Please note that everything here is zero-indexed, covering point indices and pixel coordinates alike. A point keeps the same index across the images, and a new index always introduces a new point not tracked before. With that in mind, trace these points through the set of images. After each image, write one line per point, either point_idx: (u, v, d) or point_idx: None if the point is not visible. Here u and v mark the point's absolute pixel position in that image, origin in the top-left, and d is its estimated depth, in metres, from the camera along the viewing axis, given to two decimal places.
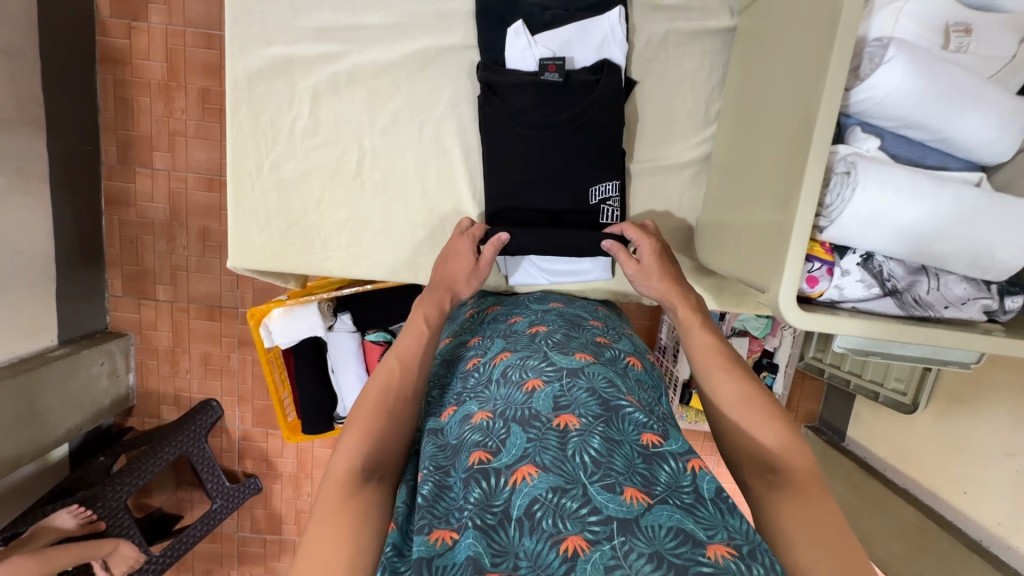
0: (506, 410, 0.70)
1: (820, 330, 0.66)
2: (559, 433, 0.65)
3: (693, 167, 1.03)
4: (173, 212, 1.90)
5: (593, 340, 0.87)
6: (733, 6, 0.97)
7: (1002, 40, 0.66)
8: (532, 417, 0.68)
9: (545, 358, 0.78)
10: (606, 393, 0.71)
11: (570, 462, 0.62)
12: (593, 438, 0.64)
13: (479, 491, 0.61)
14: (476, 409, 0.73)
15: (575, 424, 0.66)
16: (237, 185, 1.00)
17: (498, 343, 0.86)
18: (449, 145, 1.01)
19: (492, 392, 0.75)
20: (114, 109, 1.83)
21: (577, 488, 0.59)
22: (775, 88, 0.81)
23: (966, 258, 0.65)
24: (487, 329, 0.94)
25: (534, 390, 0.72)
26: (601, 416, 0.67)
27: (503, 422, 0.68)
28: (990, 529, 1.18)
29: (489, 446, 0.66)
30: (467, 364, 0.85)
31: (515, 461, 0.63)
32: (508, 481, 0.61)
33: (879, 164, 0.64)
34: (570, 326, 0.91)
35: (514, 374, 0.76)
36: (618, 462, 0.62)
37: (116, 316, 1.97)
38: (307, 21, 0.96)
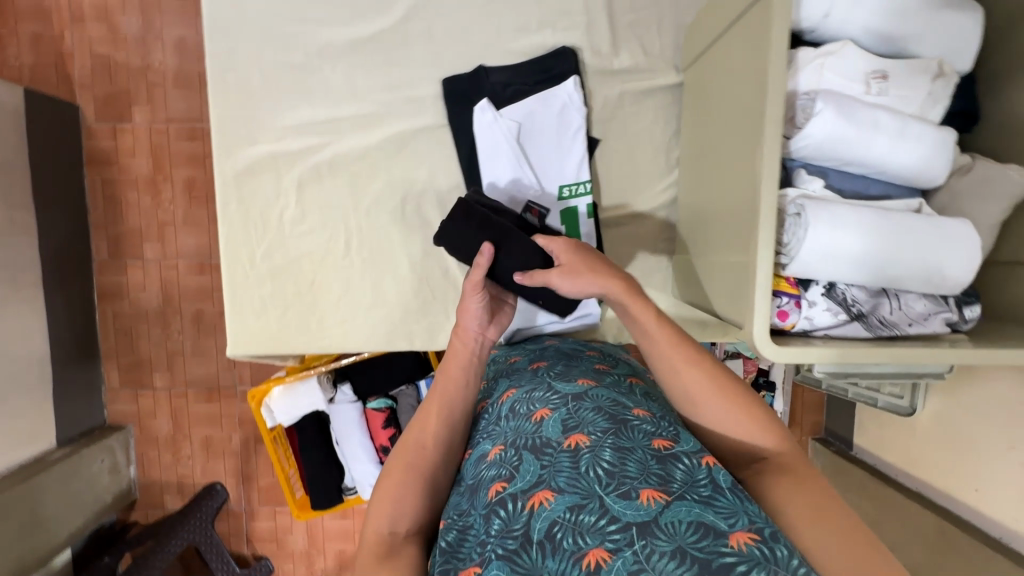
0: (516, 438, 0.72)
1: (796, 360, 0.70)
2: (571, 453, 0.67)
3: (662, 212, 1.10)
4: (166, 299, 1.93)
5: (592, 368, 0.89)
6: (677, 64, 1.06)
7: (916, 83, 0.73)
8: (544, 444, 0.69)
9: (549, 387, 0.80)
10: (612, 410, 0.73)
11: (583, 478, 0.63)
12: (604, 452, 0.66)
13: (500, 520, 0.63)
14: (489, 448, 0.76)
15: (586, 442, 0.67)
16: (232, 277, 1.05)
17: (503, 384, 0.89)
18: (432, 219, 1.07)
19: (503, 427, 0.78)
20: (103, 207, 1.89)
21: (594, 502, 0.61)
22: (723, 134, 0.87)
23: (919, 278, 0.70)
24: (491, 371, 0.98)
25: (542, 418, 0.74)
26: (610, 430, 0.69)
27: (514, 450, 0.71)
28: (1010, 527, 1.18)
29: (504, 474, 0.68)
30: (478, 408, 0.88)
31: (530, 485, 0.65)
32: (525, 506, 0.63)
33: (824, 202, 0.70)
34: (568, 360, 0.94)
35: (521, 407, 0.79)
36: (631, 467, 0.63)
37: (114, 409, 1.97)
38: (288, 119, 1.03)
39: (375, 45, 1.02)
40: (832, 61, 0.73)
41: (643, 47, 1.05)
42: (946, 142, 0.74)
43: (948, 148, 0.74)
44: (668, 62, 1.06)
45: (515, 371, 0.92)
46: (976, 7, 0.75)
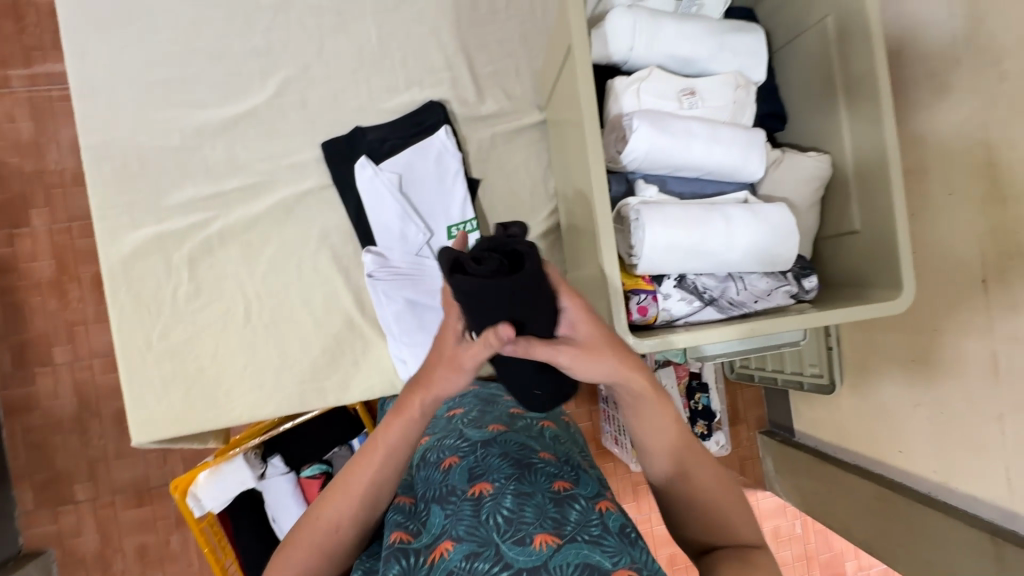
0: (426, 491, 0.74)
1: (661, 348, 0.76)
2: (473, 501, 0.69)
3: (549, 236, 1.17)
4: (82, 403, 1.83)
5: (507, 412, 0.90)
6: (539, 103, 1.17)
7: (719, 94, 0.86)
8: (449, 492, 0.72)
9: (460, 434, 0.82)
10: (518, 454, 0.76)
11: (483, 526, 0.66)
12: (505, 498, 0.68)
13: (400, 568, 0.66)
14: (400, 496, 0.78)
15: (490, 490, 0.70)
16: (129, 363, 1.02)
17: None
18: (330, 274, 1.10)
19: (416, 476, 0.80)
20: (4, 317, 1.80)
21: (490, 549, 0.63)
22: (574, 159, 0.96)
23: (753, 258, 0.79)
24: None
25: (450, 467, 0.76)
26: (512, 475, 0.71)
27: (423, 504, 0.73)
28: (933, 479, 1.19)
29: (410, 527, 0.71)
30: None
31: (434, 538, 0.67)
32: (427, 559, 0.66)
33: (659, 207, 0.78)
34: (485, 403, 0.93)
35: (433, 456, 0.80)
36: (529, 513, 0.66)
37: (30, 534, 1.79)
38: (172, 199, 1.05)
39: (253, 120, 1.08)
40: (644, 85, 0.84)
41: (506, 92, 1.16)
42: (756, 141, 0.85)
43: (761, 146, 0.85)
44: (530, 103, 1.16)
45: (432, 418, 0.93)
46: (756, 29, 0.89)
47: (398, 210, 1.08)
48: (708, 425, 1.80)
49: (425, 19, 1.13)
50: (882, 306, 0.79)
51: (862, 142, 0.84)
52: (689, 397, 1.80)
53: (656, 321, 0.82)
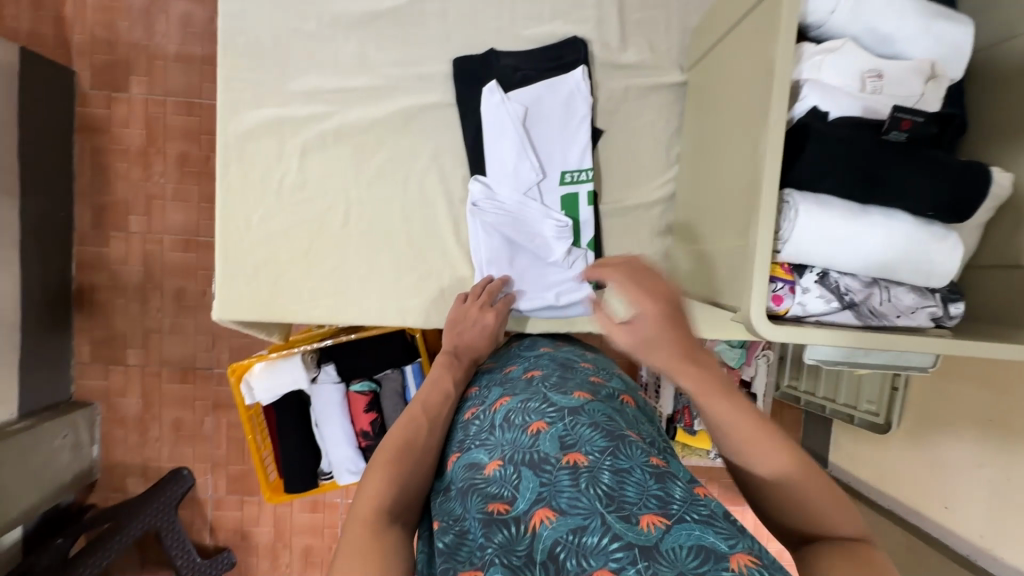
0: (514, 455, 0.71)
1: (793, 341, 0.71)
2: (570, 471, 0.66)
3: (660, 205, 1.12)
4: (147, 274, 1.89)
5: (589, 380, 0.88)
6: (682, 63, 1.09)
7: (910, 84, 0.76)
8: (542, 461, 0.68)
9: (544, 399, 0.79)
10: (608, 427, 0.72)
11: (584, 495, 0.62)
12: (602, 472, 0.65)
13: (502, 537, 0.62)
14: (485, 459, 0.74)
15: (585, 460, 0.66)
16: (226, 239, 1.03)
17: (495, 391, 0.88)
18: (433, 196, 1.07)
19: (497, 437, 0.77)
20: (90, 176, 1.85)
21: (594, 521, 0.59)
22: (727, 128, 0.89)
23: (909, 266, 0.73)
24: (482, 378, 0.95)
25: (539, 432, 0.72)
26: (608, 449, 0.67)
27: (514, 468, 0.69)
28: (975, 543, 1.22)
29: (505, 495, 0.67)
30: (467, 415, 0.86)
31: (532, 505, 0.64)
32: (528, 528, 0.62)
33: (814, 195, 0.74)
34: (563, 369, 0.91)
35: (516, 418, 0.77)
36: (630, 491, 0.62)
37: (82, 384, 1.90)
38: (295, 86, 1.03)
39: (389, 21, 1.03)
40: (830, 58, 0.76)
41: (650, 44, 1.08)
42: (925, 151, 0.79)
43: None
44: (673, 61, 1.09)
45: (509, 381, 0.90)
46: (968, 21, 0.79)
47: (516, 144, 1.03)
48: None
49: None
50: None
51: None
52: None
53: (785, 313, 0.77)
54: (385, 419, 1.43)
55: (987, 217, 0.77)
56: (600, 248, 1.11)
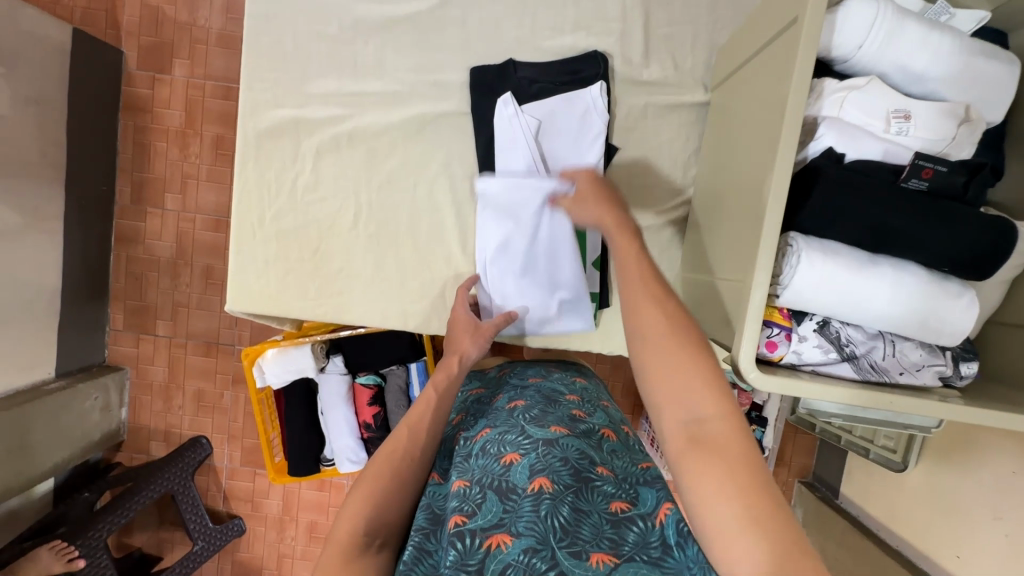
0: (483, 478, 0.71)
1: (781, 391, 0.69)
2: (533, 499, 0.67)
3: (671, 228, 1.09)
4: (179, 250, 1.97)
5: (570, 414, 0.87)
6: (706, 82, 1.06)
7: (940, 124, 0.71)
8: (509, 488, 0.69)
9: (521, 431, 0.80)
10: (578, 465, 0.73)
11: (541, 523, 0.65)
12: (563, 505, 0.67)
13: (455, 553, 0.63)
14: (453, 479, 0.75)
15: (549, 488, 0.69)
16: (241, 233, 1.06)
17: (479, 421, 0.89)
18: (442, 203, 1.08)
19: (471, 463, 0.76)
20: (132, 153, 1.94)
21: (547, 550, 0.63)
22: (741, 159, 0.86)
23: (916, 322, 0.69)
24: (470, 406, 0.98)
25: (511, 462, 0.73)
26: (572, 486, 0.70)
27: (479, 488, 0.70)
28: None
29: (465, 509, 0.67)
30: (452, 436, 0.88)
31: (489, 526, 0.65)
32: (482, 544, 0.63)
33: (822, 240, 0.70)
34: (547, 401, 0.91)
35: (491, 448, 0.77)
36: (585, 531, 0.66)
37: (114, 350, 2.00)
38: (314, 87, 1.05)
39: (410, 26, 1.03)
40: (853, 95, 0.72)
41: (674, 60, 1.05)
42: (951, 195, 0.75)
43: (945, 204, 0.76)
44: (698, 80, 1.05)
45: (493, 411, 0.91)
46: (1016, 60, 0.73)
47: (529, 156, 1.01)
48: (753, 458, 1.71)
49: None
50: None
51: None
52: None
53: (779, 360, 0.74)
54: (387, 412, 1.48)
55: (1012, 275, 0.73)
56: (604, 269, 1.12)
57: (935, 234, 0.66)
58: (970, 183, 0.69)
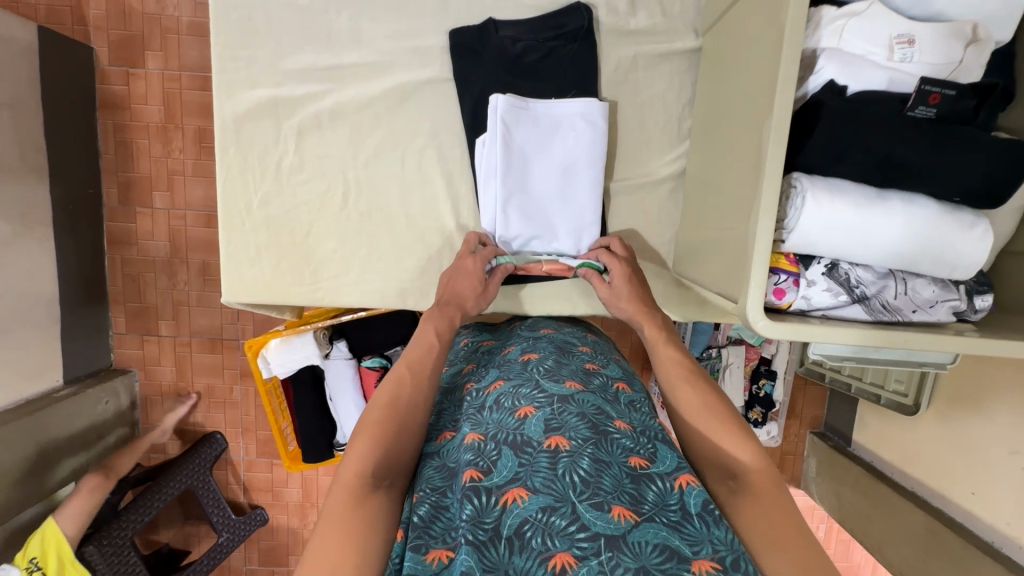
0: (498, 433, 0.72)
1: (793, 339, 0.67)
2: (550, 454, 0.67)
3: (669, 184, 1.06)
4: (173, 249, 1.95)
5: (584, 367, 0.88)
6: (697, 27, 1.01)
7: (946, 46, 0.67)
8: (524, 442, 0.70)
9: (536, 386, 0.80)
10: (595, 418, 0.73)
11: (559, 481, 0.64)
12: (582, 459, 0.66)
13: (471, 508, 0.63)
14: (467, 433, 0.75)
15: (566, 446, 0.68)
16: (229, 223, 1.04)
17: (492, 373, 0.88)
18: (432, 176, 1.05)
19: (485, 417, 0.78)
20: (115, 152, 1.89)
21: (566, 506, 0.62)
22: (739, 103, 0.82)
23: (929, 257, 0.66)
24: (482, 358, 0.98)
25: (526, 416, 0.74)
26: (591, 439, 0.69)
27: (495, 445, 0.70)
28: (1001, 530, 1.17)
29: (480, 465, 0.68)
30: (464, 390, 0.88)
31: (506, 482, 0.65)
32: (497, 501, 0.63)
33: (825, 180, 0.67)
34: (560, 353, 0.93)
35: (506, 402, 0.78)
36: (607, 482, 0.65)
37: (120, 353, 2.00)
38: (289, 64, 1.00)
39: None
40: (854, 23, 0.68)
41: (662, 8, 1.00)
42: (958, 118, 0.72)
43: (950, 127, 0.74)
44: (688, 25, 1.01)
45: (505, 362, 0.92)
46: None
47: (517, 190, 1.01)
48: (764, 413, 1.71)
49: None
50: None
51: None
52: (752, 381, 1.70)
53: (788, 307, 0.72)
54: None
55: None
56: (604, 227, 1.06)
57: (945, 158, 0.63)
58: (981, 106, 0.67)
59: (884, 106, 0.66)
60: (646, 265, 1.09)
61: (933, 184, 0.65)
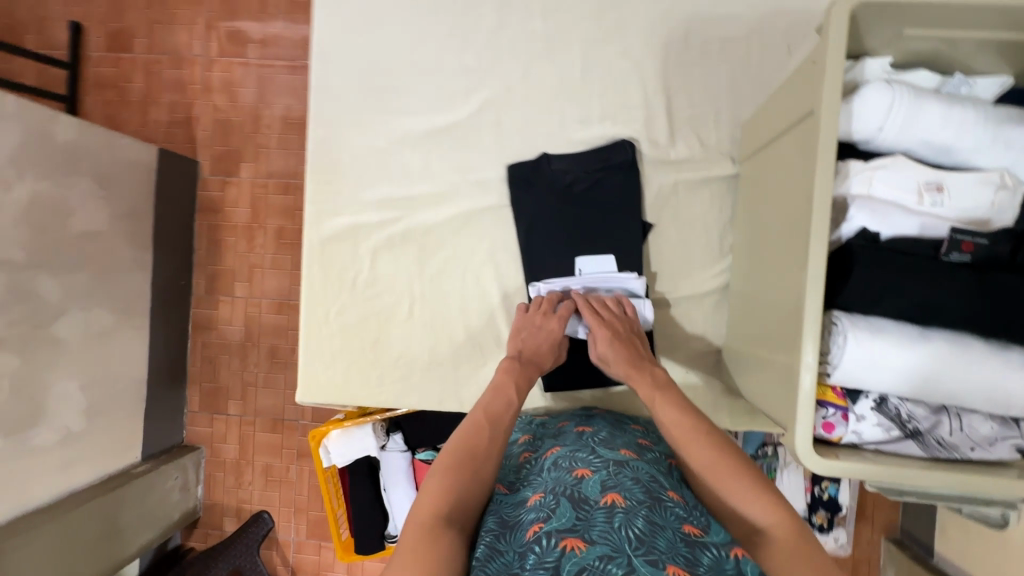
0: (557, 487, 0.78)
1: (845, 475, 0.69)
2: (606, 511, 0.72)
3: (713, 296, 1.12)
4: (248, 333, 2.11)
5: (636, 442, 0.93)
6: (733, 154, 1.10)
7: (978, 192, 0.71)
8: (583, 499, 0.75)
9: (592, 451, 0.87)
10: (649, 485, 0.78)
11: (615, 533, 0.69)
12: (637, 517, 0.71)
13: (534, 553, 0.68)
14: (528, 493, 0.82)
15: (621, 503, 0.73)
16: (310, 330, 1.16)
17: (549, 442, 0.96)
18: (489, 290, 1.15)
19: (545, 477, 0.85)
20: (206, 249, 2.10)
21: (622, 558, 0.66)
22: (776, 235, 0.89)
23: (984, 396, 0.67)
24: (536, 430, 1.05)
25: (583, 476, 0.80)
26: (645, 501, 0.74)
27: (554, 497, 0.77)
28: None
29: (543, 516, 0.74)
30: (522, 458, 0.95)
31: (565, 529, 0.71)
32: (557, 544, 0.68)
33: (867, 320, 0.71)
34: (614, 429, 0.99)
35: (564, 463, 0.85)
36: (661, 542, 0.68)
37: (191, 431, 2.12)
38: (369, 195, 1.16)
39: (453, 132, 1.14)
40: (881, 173, 0.73)
41: (700, 139, 1.10)
42: None
43: None
44: (725, 154, 1.10)
45: (561, 434, 0.99)
46: None
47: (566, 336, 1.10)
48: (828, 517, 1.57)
49: (630, 53, 1.10)
50: None
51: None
52: (812, 481, 1.58)
53: (839, 439, 0.74)
54: None
55: None
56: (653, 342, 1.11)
57: (986, 305, 0.66)
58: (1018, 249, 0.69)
59: (923, 255, 0.70)
60: (695, 373, 1.12)
61: (977, 326, 0.67)
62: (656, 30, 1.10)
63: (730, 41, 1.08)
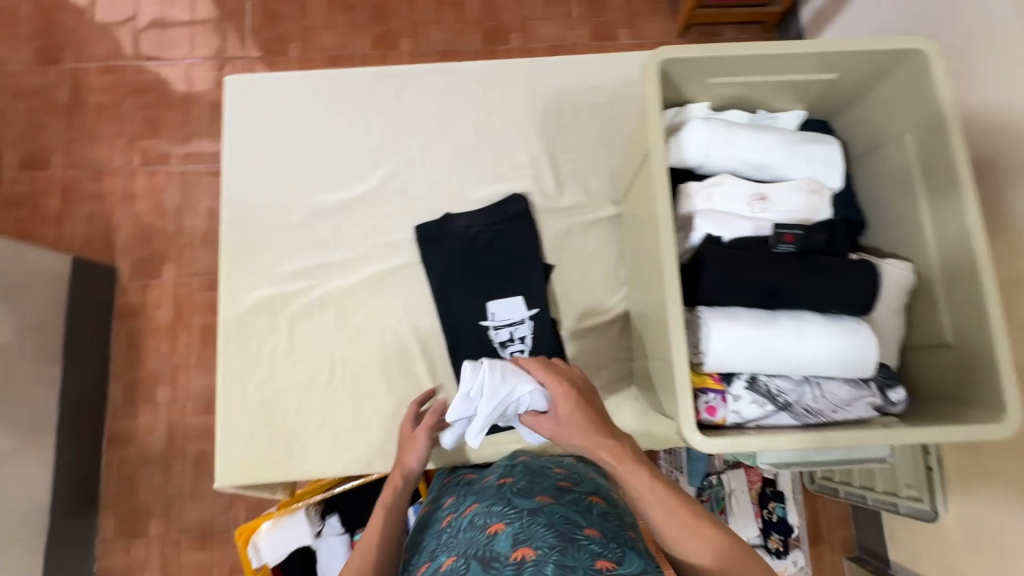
0: (469, 551, 0.77)
1: (731, 450, 0.74)
2: (515, 567, 0.71)
3: (618, 323, 1.20)
4: (170, 442, 1.88)
5: (555, 485, 0.94)
6: (614, 198, 1.25)
7: (793, 198, 0.87)
8: (493, 558, 0.74)
9: (508, 502, 0.86)
10: (562, 527, 0.77)
11: None
12: (546, 566, 0.70)
13: None
14: (444, 560, 0.81)
15: (531, 556, 0.72)
16: (227, 408, 1.13)
17: (468, 499, 0.94)
18: (409, 345, 1.18)
19: (460, 539, 0.83)
20: (125, 355, 1.92)
21: None
22: (649, 256, 1.01)
23: (833, 361, 0.77)
24: (459, 490, 1.03)
25: (496, 533, 0.79)
26: (555, 546, 0.73)
27: (465, 562, 0.76)
28: None
29: None
30: (442, 522, 0.93)
31: None
32: None
33: (723, 309, 0.81)
34: (533, 475, 0.98)
35: (479, 520, 0.84)
36: None
37: (102, 566, 1.82)
38: (284, 267, 1.20)
39: (361, 203, 1.23)
40: (715, 191, 0.87)
41: (584, 187, 1.25)
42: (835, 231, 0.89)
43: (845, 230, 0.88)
44: (607, 198, 1.25)
45: (482, 488, 0.97)
46: (832, 139, 0.92)
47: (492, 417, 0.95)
48: (784, 540, 1.55)
49: (515, 122, 1.27)
50: (979, 430, 0.72)
51: (945, 227, 0.81)
52: (761, 505, 1.54)
53: (725, 422, 0.80)
54: None
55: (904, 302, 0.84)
56: None
57: (813, 282, 0.78)
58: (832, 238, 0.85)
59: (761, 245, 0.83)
60: (614, 399, 1.17)
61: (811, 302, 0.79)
62: (535, 104, 1.28)
63: (596, 106, 1.28)
